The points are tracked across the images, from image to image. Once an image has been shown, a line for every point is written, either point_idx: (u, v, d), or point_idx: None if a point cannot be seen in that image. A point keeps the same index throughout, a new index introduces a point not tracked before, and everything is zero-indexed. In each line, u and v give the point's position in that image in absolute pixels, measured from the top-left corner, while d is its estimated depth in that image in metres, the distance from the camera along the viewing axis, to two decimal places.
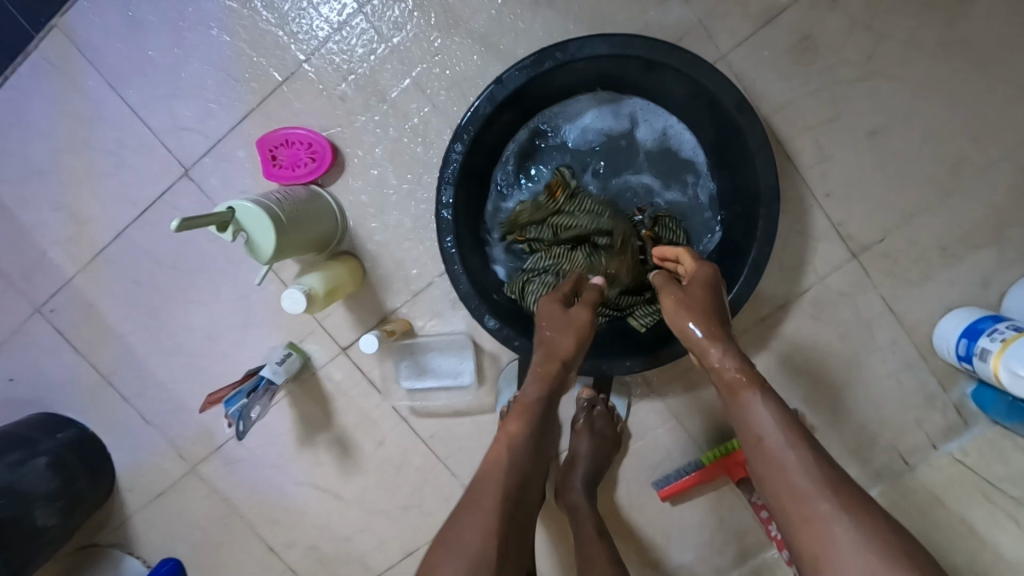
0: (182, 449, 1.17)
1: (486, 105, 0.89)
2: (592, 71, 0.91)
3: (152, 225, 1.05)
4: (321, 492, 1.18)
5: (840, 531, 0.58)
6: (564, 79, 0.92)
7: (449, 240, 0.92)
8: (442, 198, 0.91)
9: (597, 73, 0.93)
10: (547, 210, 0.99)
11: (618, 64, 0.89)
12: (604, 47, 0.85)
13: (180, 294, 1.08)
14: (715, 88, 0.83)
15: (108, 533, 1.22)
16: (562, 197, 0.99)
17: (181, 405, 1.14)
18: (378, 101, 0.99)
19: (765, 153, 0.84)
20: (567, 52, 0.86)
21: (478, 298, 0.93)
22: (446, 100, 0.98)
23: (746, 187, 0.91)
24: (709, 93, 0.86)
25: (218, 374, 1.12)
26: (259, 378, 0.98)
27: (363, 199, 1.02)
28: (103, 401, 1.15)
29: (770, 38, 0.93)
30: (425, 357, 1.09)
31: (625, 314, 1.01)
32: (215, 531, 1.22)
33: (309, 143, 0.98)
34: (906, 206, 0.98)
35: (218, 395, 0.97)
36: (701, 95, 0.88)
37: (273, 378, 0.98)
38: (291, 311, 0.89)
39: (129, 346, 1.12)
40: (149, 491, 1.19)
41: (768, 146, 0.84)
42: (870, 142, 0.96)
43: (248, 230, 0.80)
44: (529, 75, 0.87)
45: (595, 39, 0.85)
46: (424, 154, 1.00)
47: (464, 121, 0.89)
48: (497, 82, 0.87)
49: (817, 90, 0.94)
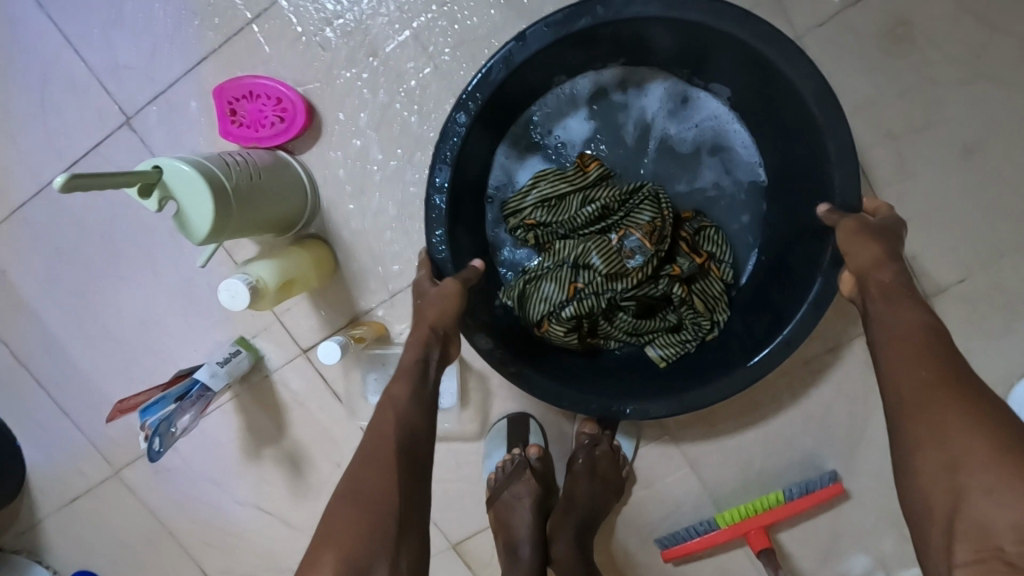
0: (106, 450, 0.99)
1: (499, 69, 0.70)
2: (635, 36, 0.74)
3: None
4: (265, 514, 1.00)
5: (965, 466, 0.43)
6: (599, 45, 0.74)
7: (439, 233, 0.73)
8: (435, 179, 0.72)
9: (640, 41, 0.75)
10: (563, 205, 0.81)
11: (668, 32, 0.71)
12: (656, 7, 0.67)
13: (111, 268, 0.90)
14: (794, 76, 0.65)
15: (14, 537, 1.05)
16: (583, 193, 0.81)
17: (106, 400, 0.96)
18: (368, 55, 0.81)
19: (846, 161, 0.65)
20: (609, 8, 0.67)
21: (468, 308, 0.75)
22: (451, 61, 0.80)
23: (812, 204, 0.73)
24: (784, 79, 0.67)
25: (152, 367, 0.94)
26: (191, 382, 0.79)
27: (340, 174, 0.84)
28: (15, 385, 0.97)
29: (856, 20, 0.75)
30: None
31: (644, 341, 0.84)
32: (139, 547, 1.04)
33: (278, 99, 0.80)
34: (1000, 243, 0.78)
35: (139, 400, 0.78)
36: (770, 80, 0.70)
37: (209, 382, 0.80)
38: (230, 308, 0.71)
39: (47, 324, 0.93)
40: (61, 496, 1.01)
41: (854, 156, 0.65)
42: (964, 160, 0.77)
43: (180, 200, 0.62)
44: (558, 34, 0.69)
45: None
46: (418, 126, 0.82)
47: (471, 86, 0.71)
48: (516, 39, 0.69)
49: (907, 89, 0.76)
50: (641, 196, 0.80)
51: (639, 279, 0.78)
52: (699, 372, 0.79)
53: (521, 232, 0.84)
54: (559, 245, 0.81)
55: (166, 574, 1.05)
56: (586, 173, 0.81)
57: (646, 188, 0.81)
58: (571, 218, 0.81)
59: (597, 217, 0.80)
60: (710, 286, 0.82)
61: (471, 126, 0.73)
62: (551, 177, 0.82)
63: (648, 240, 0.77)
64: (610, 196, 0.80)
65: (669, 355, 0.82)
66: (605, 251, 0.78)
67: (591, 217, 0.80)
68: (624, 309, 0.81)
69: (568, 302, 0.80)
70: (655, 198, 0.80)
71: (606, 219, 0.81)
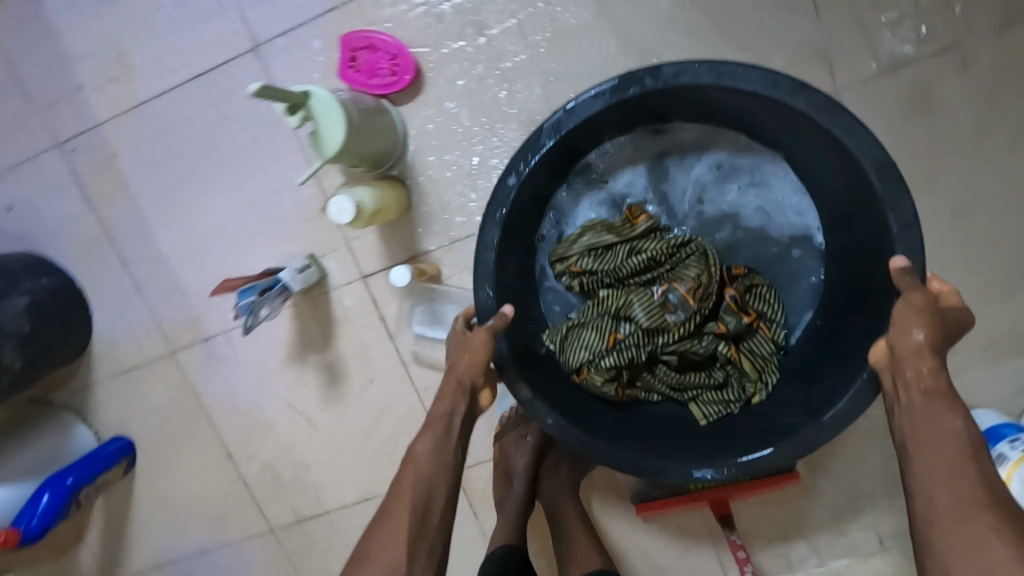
0: (167, 332, 1.11)
1: (551, 134, 0.78)
2: (682, 101, 0.83)
3: (203, 92, 0.99)
4: (296, 414, 1.13)
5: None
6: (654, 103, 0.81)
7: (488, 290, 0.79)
8: (487, 232, 0.79)
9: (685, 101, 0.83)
10: (614, 258, 0.90)
11: (718, 96, 0.78)
12: (706, 75, 0.73)
13: (210, 172, 1.02)
14: (855, 146, 0.69)
15: (66, 394, 1.17)
16: (631, 245, 0.90)
17: (178, 287, 1.08)
18: (474, 33, 0.94)
19: (912, 234, 0.68)
20: (660, 77, 0.74)
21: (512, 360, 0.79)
22: (544, 51, 0.93)
23: (863, 275, 0.80)
24: (840, 150, 0.72)
25: (226, 265, 1.06)
26: (276, 279, 0.92)
27: (429, 129, 0.97)
28: (97, 258, 1.08)
29: (887, 86, 0.89)
30: (444, 307, 1.02)
31: (689, 398, 0.89)
32: (176, 423, 1.16)
33: (393, 55, 0.93)
34: (968, 295, 0.94)
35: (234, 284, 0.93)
36: (829, 149, 0.75)
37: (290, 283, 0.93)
38: (337, 221, 0.84)
39: (141, 210, 1.05)
40: (118, 364, 1.13)
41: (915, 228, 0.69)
42: (954, 220, 0.92)
43: (318, 120, 0.75)
44: (610, 101, 0.76)
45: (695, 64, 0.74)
46: (505, 102, 0.95)
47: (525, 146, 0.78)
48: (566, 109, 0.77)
49: (918, 152, 0.90)
50: (687, 250, 0.89)
51: (677, 329, 0.86)
52: (745, 436, 0.81)
53: (566, 279, 0.93)
54: (604, 293, 0.90)
55: (195, 451, 1.18)
56: (628, 228, 0.91)
57: (692, 246, 0.89)
58: (619, 266, 0.90)
59: (642, 268, 0.89)
60: (749, 351, 0.89)
61: (537, 165, 0.80)
62: (601, 230, 0.92)
63: (687, 291, 0.85)
64: (655, 247, 0.89)
65: (710, 411, 0.87)
66: (648, 306, 0.86)
67: (636, 266, 0.89)
68: (665, 359, 0.88)
69: (609, 351, 0.86)
70: (704, 254, 0.88)
71: (651, 271, 0.89)
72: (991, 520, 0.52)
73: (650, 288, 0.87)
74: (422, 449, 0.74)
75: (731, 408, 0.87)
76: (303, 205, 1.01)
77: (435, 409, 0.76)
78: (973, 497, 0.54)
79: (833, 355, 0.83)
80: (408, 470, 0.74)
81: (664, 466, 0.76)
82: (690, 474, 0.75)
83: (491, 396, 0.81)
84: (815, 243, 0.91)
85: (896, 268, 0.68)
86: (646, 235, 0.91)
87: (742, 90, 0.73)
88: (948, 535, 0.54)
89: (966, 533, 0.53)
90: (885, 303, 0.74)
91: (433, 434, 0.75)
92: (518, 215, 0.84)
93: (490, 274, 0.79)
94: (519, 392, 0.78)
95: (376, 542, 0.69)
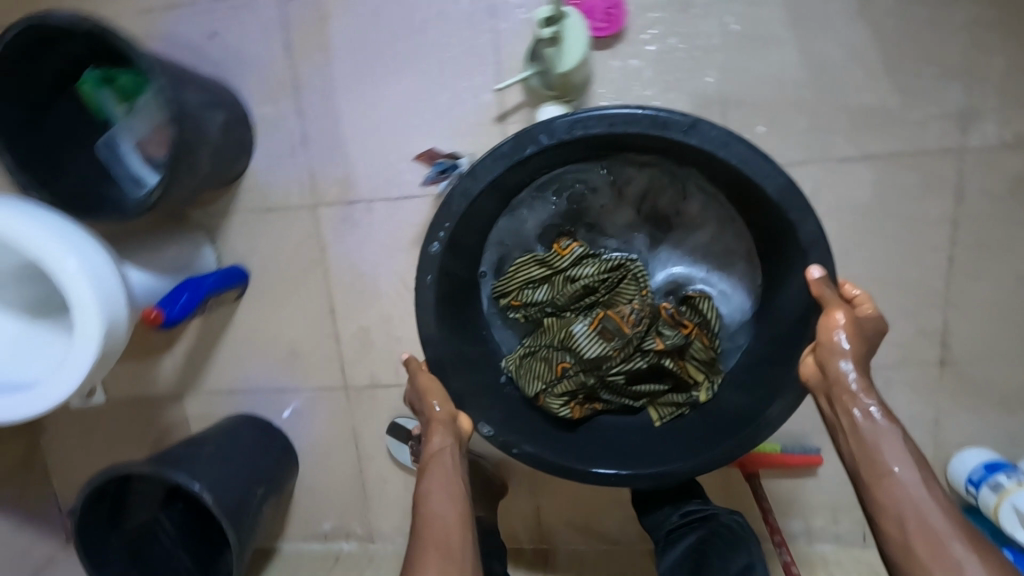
0: (316, 187, 1.23)
1: (485, 168, 0.94)
2: (608, 142, 1.00)
3: None
4: (405, 292, 1.26)
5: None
6: (543, 159, 1.00)
7: (429, 275, 0.99)
8: (430, 243, 0.98)
9: (581, 148, 1.00)
10: (533, 292, 1.14)
11: (614, 137, 0.95)
12: (599, 126, 0.91)
13: (407, 57, 1.14)
14: (758, 171, 0.90)
15: (204, 215, 1.28)
16: (564, 275, 1.13)
17: (341, 149, 1.20)
18: (679, 8, 1.07)
19: (820, 247, 0.89)
20: (551, 134, 0.92)
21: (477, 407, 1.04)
22: (734, 42, 1.06)
23: (788, 302, 1.00)
24: (707, 151, 0.91)
25: (393, 142, 1.18)
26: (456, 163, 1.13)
27: (612, 79, 1.10)
28: (278, 102, 1.19)
29: (1001, 162, 1.06)
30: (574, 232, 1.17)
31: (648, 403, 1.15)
32: (294, 270, 1.28)
33: (609, 5, 1.06)
34: (1004, 351, 1.13)
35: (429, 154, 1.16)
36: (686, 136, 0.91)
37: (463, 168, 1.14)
38: (540, 124, 1.05)
39: (332, 71, 1.16)
40: (263, 202, 1.25)
41: (821, 239, 0.90)
42: (1014, 287, 1.10)
43: (565, 41, 1.02)
44: (541, 150, 0.94)
45: (591, 117, 0.91)
46: (686, 76, 1.09)
47: (474, 166, 0.94)
48: (506, 148, 0.93)
49: (1007, 223, 1.08)
50: (620, 271, 1.12)
51: (616, 352, 1.07)
52: (719, 429, 1.05)
53: (511, 312, 1.17)
54: (545, 321, 1.13)
55: (302, 299, 1.30)
56: (557, 262, 1.13)
57: (631, 283, 1.11)
58: (556, 300, 1.13)
59: (579, 292, 1.13)
60: (679, 367, 1.12)
61: (472, 206, 0.99)
62: (539, 268, 1.13)
63: (612, 315, 1.08)
64: (587, 275, 1.12)
65: (665, 412, 1.13)
66: (584, 332, 1.08)
67: (570, 293, 1.12)
68: (614, 380, 1.12)
69: (557, 380, 1.09)
70: (636, 279, 1.11)
71: (590, 297, 1.13)
72: (956, 544, 0.72)
73: (581, 316, 1.11)
74: (438, 445, 0.96)
75: (682, 409, 1.13)
76: (479, 111, 1.14)
77: (432, 445, 0.97)
78: (937, 529, 0.73)
79: (772, 362, 1.03)
80: (424, 504, 0.91)
81: (623, 475, 1.01)
82: (638, 482, 1.00)
83: (469, 421, 1.03)
84: (750, 284, 1.12)
85: (814, 277, 0.87)
86: (579, 262, 1.14)
87: (633, 117, 0.90)
88: (929, 563, 0.72)
89: (942, 557, 0.71)
90: (810, 321, 0.94)
91: (437, 472, 0.94)
92: (455, 292, 1.09)
93: (432, 303, 1.00)
94: (482, 428, 1.03)
95: (428, 562, 0.83)
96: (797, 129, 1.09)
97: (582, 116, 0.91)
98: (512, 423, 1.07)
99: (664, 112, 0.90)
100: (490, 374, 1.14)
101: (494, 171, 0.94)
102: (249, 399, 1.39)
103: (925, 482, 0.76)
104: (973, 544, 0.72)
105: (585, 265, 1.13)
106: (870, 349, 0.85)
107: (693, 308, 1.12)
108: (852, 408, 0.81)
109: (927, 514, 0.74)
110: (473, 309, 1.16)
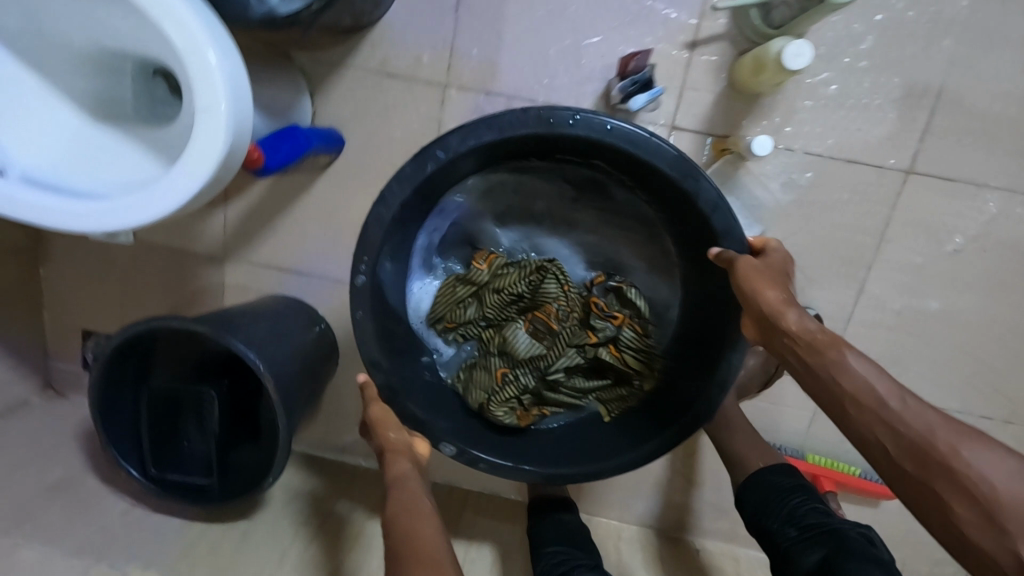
0: (453, 64, 1.06)
1: (376, 231, 0.92)
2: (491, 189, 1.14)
3: None
4: None
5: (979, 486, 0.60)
6: (460, 171, 1.00)
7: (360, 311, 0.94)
8: (354, 310, 0.95)
9: (505, 156, 1.01)
10: (485, 303, 1.16)
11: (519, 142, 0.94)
12: (489, 134, 0.87)
13: None
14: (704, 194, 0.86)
15: (311, 62, 1.09)
16: (489, 288, 1.15)
17: (497, 29, 1.03)
18: None
19: (733, 237, 0.87)
20: (451, 146, 0.88)
21: (436, 424, 1.00)
22: (974, 34, 0.95)
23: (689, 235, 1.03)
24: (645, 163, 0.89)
25: (559, 38, 1.03)
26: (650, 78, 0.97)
27: (829, 36, 0.97)
28: None
29: None
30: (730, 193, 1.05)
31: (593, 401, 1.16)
32: (398, 152, 1.12)
33: None
34: None
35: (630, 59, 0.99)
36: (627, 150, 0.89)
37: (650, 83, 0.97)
38: (795, 54, 0.80)
39: None
40: (386, 65, 1.08)
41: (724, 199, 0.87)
42: None
43: None
44: (419, 178, 0.90)
45: (481, 128, 0.87)
46: (908, 56, 0.97)
47: (355, 259, 0.93)
48: (381, 200, 0.91)
49: None
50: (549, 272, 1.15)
51: (547, 350, 1.14)
52: (659, 416, 1.05)
53: (447, 334, 1.18)
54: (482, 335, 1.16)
55: None
56: (478, 275, 1.16)
57: (553, 285, 1.15)
58: (489, 313, 1.16)
59: (510, 307, 1.16)
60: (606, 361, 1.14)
61: (395, 223, 0.96)
62: (461, 288, 1.16)
63: (546, 313, 1.15)
64: (523, 286, 1.14)
65: (613, 408, 1.13)
66: (523, 338, 1.13)
67: (506, 305, 1.15)
68: (555, 379, 1.14)
69: (498, 385, 1.10)
70: (559, 281, 1.16)
71: (524, 301, 1.16)
72: (942, 446, 0.63)
73: (516, 320, 1.15)
74: (404, 468, 0.92)
75: (629, 402, 1.13)
76: (672, 32, 1.00)
77: (391, 471, 0.93)
78: (918, 435, 0.65)
79: (686, 355, 1.09)
80: (396, 513, 0.87)
81: (601, 469, 0.99)
82: (593, 472, 0.98)
83: (425, 447, 1.00)
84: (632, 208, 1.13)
85: (721, 257, 0.86)
86: (490, 284, 1.16)
87: (568, 144, 0.93)
88: (947, 491, 0.62)
89: (940, 465, 0.63)
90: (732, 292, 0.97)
91: (410, 487, 0.91)
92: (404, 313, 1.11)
93: (370, 325, 0.96)
94: (444, 446, 0.99)
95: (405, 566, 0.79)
96: (999, 147, 0.99)
97: (472, 128, 0.87)
98: (484, 440, 1.04)
99: (616, 125, 0.87)
100: (434, 379, 1.11)
101: (371, 242, 0.92)
102: (300, 283, 1.23)
103: (889, 397, 0.69)
104: (971, 434, 0.64)
105: (503, 273, 1.16)
106: (782, 274, 0.84)
107: (622, 301, 1.17)
108: (765, 303, 0.80)
109: (901, 431, 0.67)
110: (417, 340, 1.12)
